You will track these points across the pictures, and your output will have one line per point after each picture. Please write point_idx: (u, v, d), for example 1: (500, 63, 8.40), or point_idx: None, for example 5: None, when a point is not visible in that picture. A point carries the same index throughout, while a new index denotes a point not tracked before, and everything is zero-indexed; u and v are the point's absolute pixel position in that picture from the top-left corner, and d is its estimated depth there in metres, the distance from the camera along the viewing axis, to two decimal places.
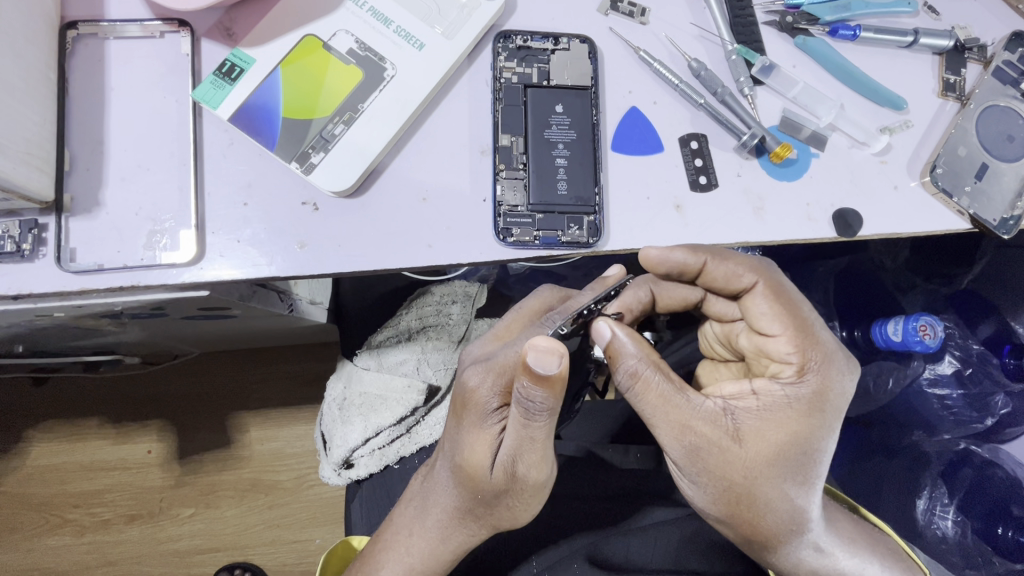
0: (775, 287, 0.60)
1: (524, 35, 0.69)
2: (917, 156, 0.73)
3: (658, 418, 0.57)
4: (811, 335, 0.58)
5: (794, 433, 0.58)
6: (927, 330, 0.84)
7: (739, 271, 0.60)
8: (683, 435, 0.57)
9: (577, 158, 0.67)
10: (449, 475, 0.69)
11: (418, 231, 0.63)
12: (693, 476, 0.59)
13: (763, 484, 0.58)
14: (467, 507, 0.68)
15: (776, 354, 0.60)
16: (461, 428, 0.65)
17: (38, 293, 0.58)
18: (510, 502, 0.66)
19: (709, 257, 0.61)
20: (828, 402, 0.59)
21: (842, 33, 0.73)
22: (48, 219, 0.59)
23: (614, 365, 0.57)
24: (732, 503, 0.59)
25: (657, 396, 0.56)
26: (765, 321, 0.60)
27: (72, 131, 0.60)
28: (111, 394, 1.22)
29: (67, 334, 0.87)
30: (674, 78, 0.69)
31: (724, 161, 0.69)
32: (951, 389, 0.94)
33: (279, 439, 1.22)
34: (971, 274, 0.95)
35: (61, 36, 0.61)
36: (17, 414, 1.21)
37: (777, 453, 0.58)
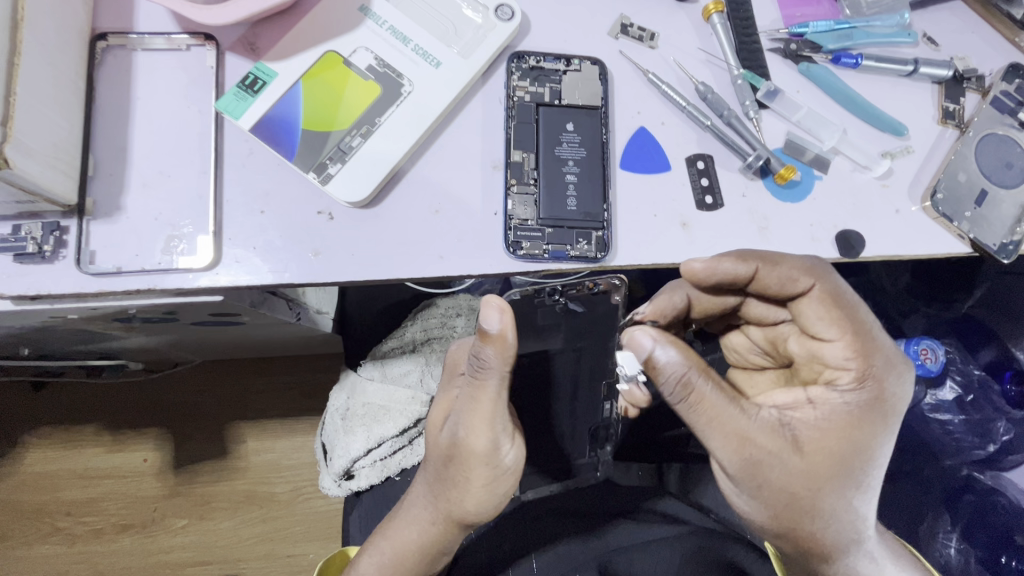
0: (831, 292, 0.60)
1: (537, 56, 0.71)
2: (917, 180, 0.75)
3: (713, 429, 0.57)
4: (868, 343, 0.59)
5: (854, 441, 0.58)
6: (928, 353, 0.90)
7: (795, 275, 0.60)
8: (742, 447, 0.57)
9: (587, 175, 0.68)
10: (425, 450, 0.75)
11: (430, 243, 0.65)
12: (748, 489, 0.59)
13: (824, 495, 0.59)
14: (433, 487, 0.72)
15: (833, 360, 0.60)
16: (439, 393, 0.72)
17: (55, 293, 0.59)
18: (458, 476, 0.68)
19: (761, 263, 0.61)
20: (888, 409, 0.59)
21: (845, 61, 0.76)
22: (70, 222, 0.60)
23: (657, 374, 0.57)
24: (788, 516, 0.59)
25: (708, 407, 0.57)
26: (820, 326, 0.61)
27: (97, 137, 0.62)
28: (110, 400, 1.23)
29: (73, 337, 0.88)
30: (682, 101, 0.71)
31: (730, 181, 0.71)
32: (953, 414, 0.95)
33: (276, 450, 1.22)
34: (971, 299, 0.98)
35: (92, 46, 0.63)
36: (14, 418, 1.21)
37: (837, 463, 0.58)
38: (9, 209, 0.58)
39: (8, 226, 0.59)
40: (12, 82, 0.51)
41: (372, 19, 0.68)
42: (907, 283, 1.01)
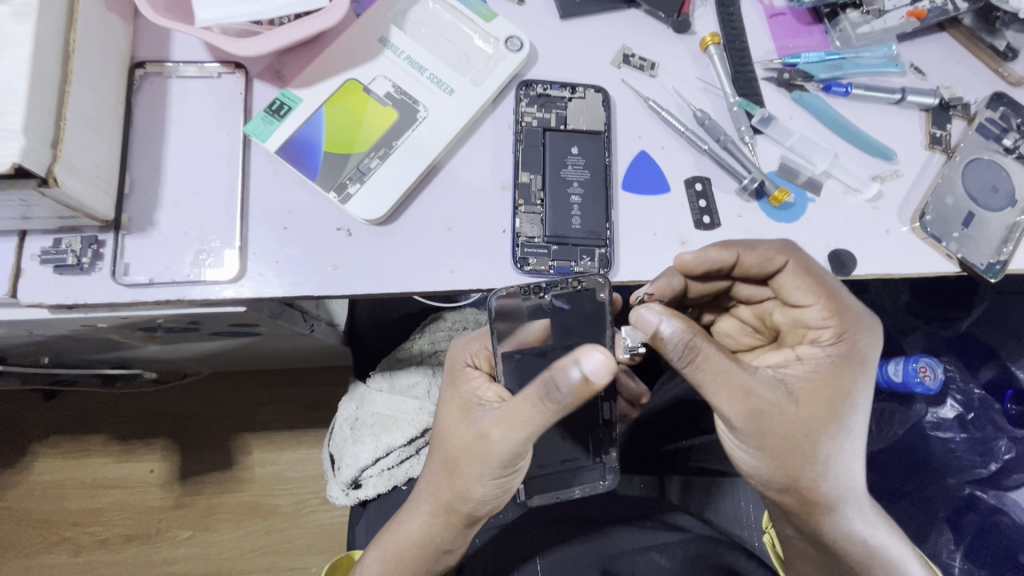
0: (804, 264, 0.64)
1: (544, 84, 0.75)
2: (907, 203, 0.79)
3: (716, 388, 0.58)
4: (842, 302, 0.63)
5: (840, 387, 0.61)
6: (926, 371, 0.91)
7: (771, 254, 0.64)
8: (745, 400, 0.58)
9: (591, 196, 0.72)
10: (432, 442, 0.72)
11: (442, 259, 0.68)
12: (752, 443, 0.61)
13: (820, 441, 0.61)
14: (438, 483, 0.70)
15: (813, 323, 0.64)
16: (448, 398, 0.69)
17: (90, 302, 0.63)
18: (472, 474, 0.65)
19: (741, 249, 0.65)
20: (865, 359, 0.63)
21: (836, 89, 0.80)
22: (107, 236, 0.64)
23: (663, 346, 0.58)
24: (790, 466, 0.62)
25: (712, 367, 0.57)
26: (797, 296, 0.64)
27: (133, 157, 0.66)
28: (119, 411, 1.26)
29: (91, 347, 0.92)
30: (680, 126, 0.75)
31: (727, 202, 0.74)
32: (955, 432, 0.98)
33: (281, 462, 1.25)
34: (968, 318, 1.03)
35: (131, 73, 0.68)
36: (25, 428, 1.24)
37: (829, 408, 0.61)
38: (51, 223, 0.62)
39: (48, 239, 0.63)
40: (62, 108, 0.56)
41: (390, 50, 0.73)
42: (907, 300, 1.06)
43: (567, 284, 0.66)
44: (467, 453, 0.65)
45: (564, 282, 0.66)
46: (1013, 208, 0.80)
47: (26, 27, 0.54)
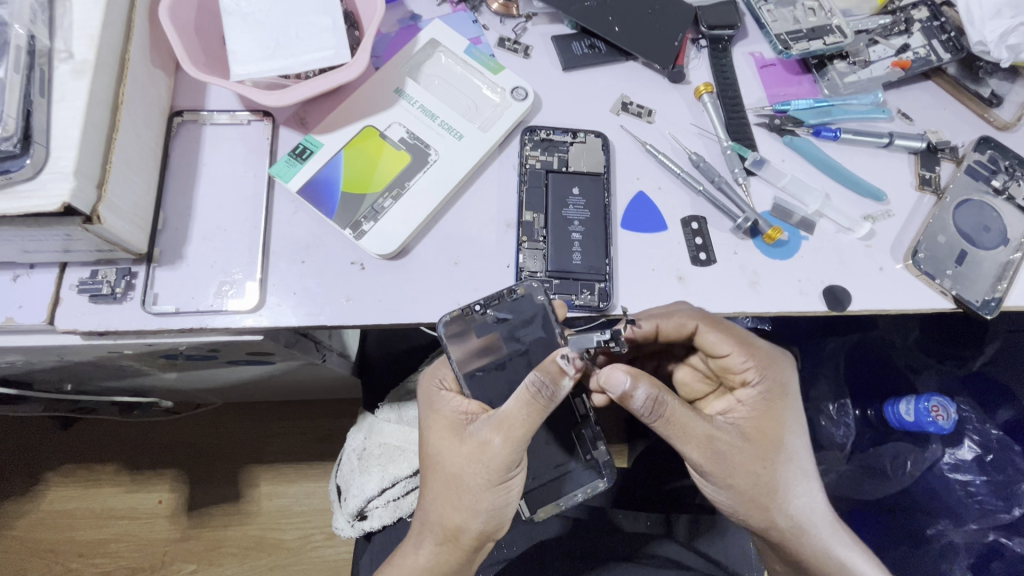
0: (715, 320, 0.69)
1: (547, 130, 0.80)
2: (900, 241, 0.81)
3: (681, 439, 0.64)
4: (752, 346, 0.70)
5: (777, 419, 0.68)
6: (940, 411, 0.99)
7: (685, 321, 0.68)
8: (708, 448, 0.64)
9: (591, 233, 0.76)
10: (423, 469, 0.72)
11: (448, 293, 0.72)
12: (716, 481, 0.66)
13: (778, 474, 0.67)
14: (441, 511, 0.69)
15: (736, 368, 0.70)
16: (432, 428, 0.70)
17: (121, 330, 0.67)
18: (479, 487, 0.66)
19: (657, 320, 0.68)
20: (787, 388, 0.70)
21: (825, 134, 0.84)
22: (139, 268, 0.69)
23: (633, 403, 0.61)
24: (755, 497, 0.67)
25: (675, 418, 0.63)
26: (719, 350, 0.70)
27: (167, 196, 0.72)
28: (132, 441, 1.29)
29: (113, 374, 0.96)
30: (676, 168, 0.80)
31: (722, 240, 0.78)
32: (974, 474, 1.08)
33: (288, 495, 1.26)
34: (980, 358, 1.15)
35: (169, 120, 0.75)
36: (41, 456, 1.29)
37: (775, 441, 0.68)
38: (90, 256, 0.67)
39: (86, 270, 0.68)
40: (109, 153, 0.62)
41: (405, 99, 0.79)
42: (917, 339, 1.19)
43: (503, 297, 0.70)
44: (468, 469, 0.66)
45: (500, 295, 0.71)
46: (1006, 246, 0.83)
47: (82, 83, 0.60)
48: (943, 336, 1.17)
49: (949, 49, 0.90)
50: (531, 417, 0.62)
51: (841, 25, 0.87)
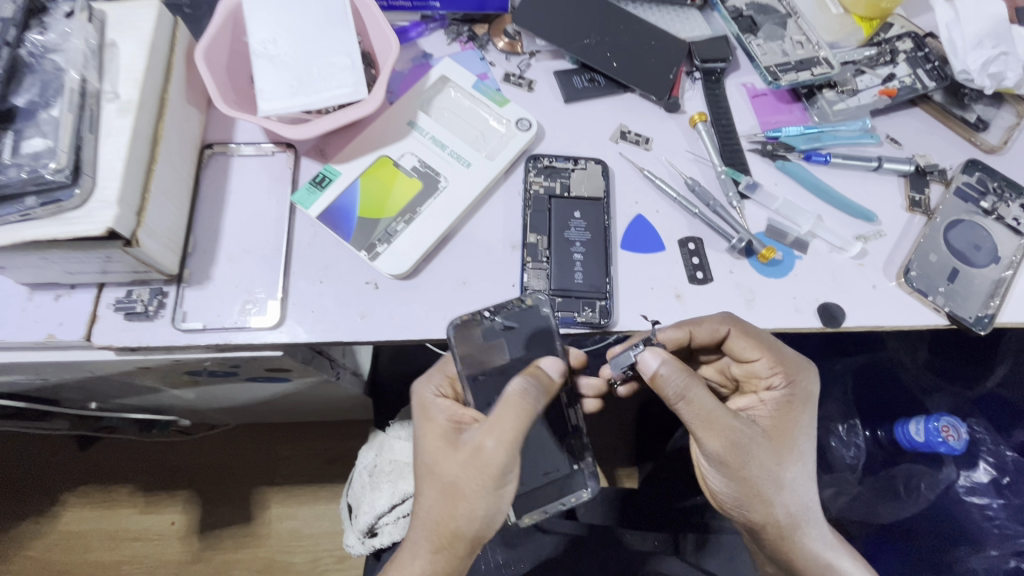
0: (747, 327, 0.73)
1: (550, 157, 0.85)
2: (892, 260, 0.84)
3: (705, 429, 0.67)
4: (783, 354, 0.73)
5: (794, 424, 0.72)
6: (951, 431, 1.08)
7: (717, 326, 0.72)
8: (728, 440, 0.67)
9: (592, 254, 0.80)
10: (418, 477, 0.74)
11: (457, 310, 0.76)
12: (725, 471, 0.69)
13: (788, 473, 0.70)
14: (436, 517, 0.70)
15: (764, 373, 0.74)
16: (426, 436, 0.72)
17: (152, 345, 0.72)
18: (471, 490, 0.68)
19: (691, 324, 0.72)
20: (807, 396, 0.73)
21: (816, 159, 0.88)
22: (170, 288, 0.74)
23: (662, 386, 0.66)
24: (759, 491, 0.70)
25: (702, 408, 0.66)
26: (747, 354, 0.73)
27: (197, 222, 0.78)
28: (147, 461, 1.34)
29: (137, 392, 1.02)
30: (672, 193, 0.84)
31: (718, 260, 0.81)
32: (991, 498, 1.14)
33: (299, 517, 1.29)
34: (992, 378, 1.21)
35: (200, 152, 0.81)
36: (60, 476, 1.34)
37: (789, 443, 0.71)
38: (126, 277, 0.72)
39: (121, 290, 0.74)
40: (148, 183, 0.68)
41: (417, 131, 0.85)
42: (929, 360, 1.26)
43: (511, 305, 0.74)
44: (462, 474, 0.68)
45: (508, 305, 0.75)
46: (998, 264, 0.85)
47: (127, 120, 0.67)
48: (954, 356, 1.24)
49: (934, 77, 0.95)
50: (521, 419, 0.66)
51: (827, 57, 0.92)
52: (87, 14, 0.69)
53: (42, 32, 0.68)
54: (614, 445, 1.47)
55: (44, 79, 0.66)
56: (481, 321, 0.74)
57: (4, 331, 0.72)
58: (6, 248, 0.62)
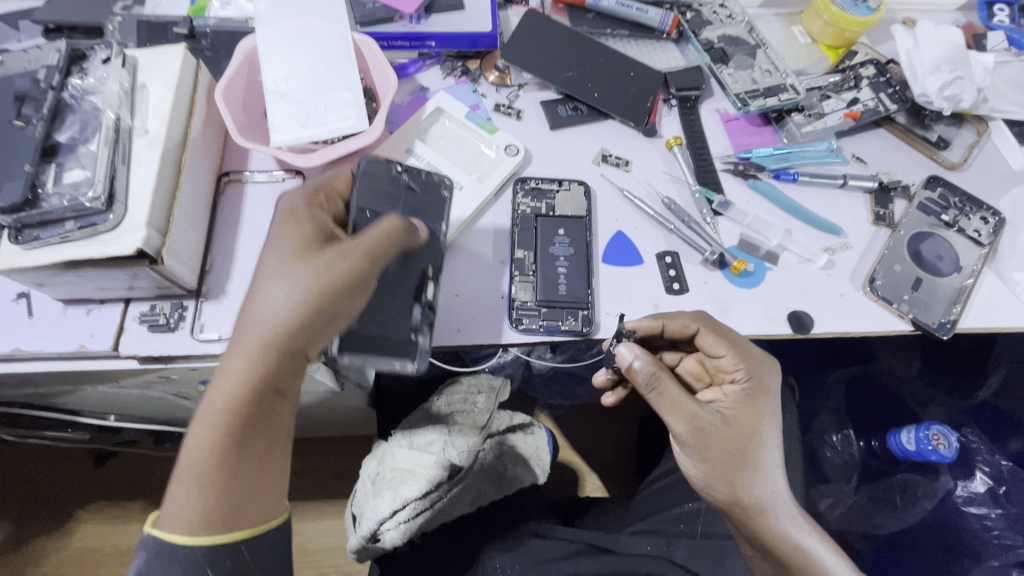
0: (716, 326, 0.79)
1: (537, 180, 0.93)
2: (859, 270, 0.90)
3: (671, 413, 0.75)
4: (745, 351, 0.78)
5: (754, 414, 0.78)
6: (941, 439, 1.13)
7: (688, 323, 0.79)
8: (692, 423, 0.75)
9: (575, 267, 0.87)
10: (254, 274, 0.69)
11: (450, 320, 0.83)
12: (693, 453, 0.77)
13: (750, 458, 0.77)
14: (267, 279, 0.68)
15: (728, 367, 0.80)
16: (282, 228, 0.71)
17: (173, 355, 0.79)
18: (312, 296, 0.66)
19: (664, 320, 0.79)
20: (765, 390, 0.79)
21: (784, 178, 0.95)
22: (190, 303, 0.82)
23: (636, 376, 0.75)
24: (724, 474, 0.76)
25: (668, 395, 0.75)
26: (714, 350, 0.79)
27: (215, 242, 0.85)
28: (158, 479, 1.42)
29: (156, 404, 1.10)
30: (650, 211, 0.91)
31: (693, 271, 0.88)
32: (990, 508, 1.19)
33: (306, 532, 1.35)
34: (985, 388, 1.28)
35: (217, 180, 0.89)
36: (77, 490, 1.41)
37: (750, 431, 0.77)
38: (151, 292, 0.80)
39: (146, 305, 0.81)
40: (172, 207, 0.76)
41: (414, 157, 0.92)
42: (921, 369, 1.32)
43: (425, 174, 0.85)
44: (308, 274, 0.67)
45: (423, 173, 0.85)
46: (960, 273, 0.91)
47: (155, 153, 0.75)
48: (943, 366, 1.31)
49: (895, 101, 1.01)
50: (389, 244, 0.69)
51: (793, 84, 0.99)
52: (121, 60, 0.78)
53: (82, 76, 0.77)
54: (617, 462, 1.52)
55: (84, 117, 0.75)
56: (387, 170, 0.83)
57: (41, 343, 0.79)
58: (47, 267, 0.70)
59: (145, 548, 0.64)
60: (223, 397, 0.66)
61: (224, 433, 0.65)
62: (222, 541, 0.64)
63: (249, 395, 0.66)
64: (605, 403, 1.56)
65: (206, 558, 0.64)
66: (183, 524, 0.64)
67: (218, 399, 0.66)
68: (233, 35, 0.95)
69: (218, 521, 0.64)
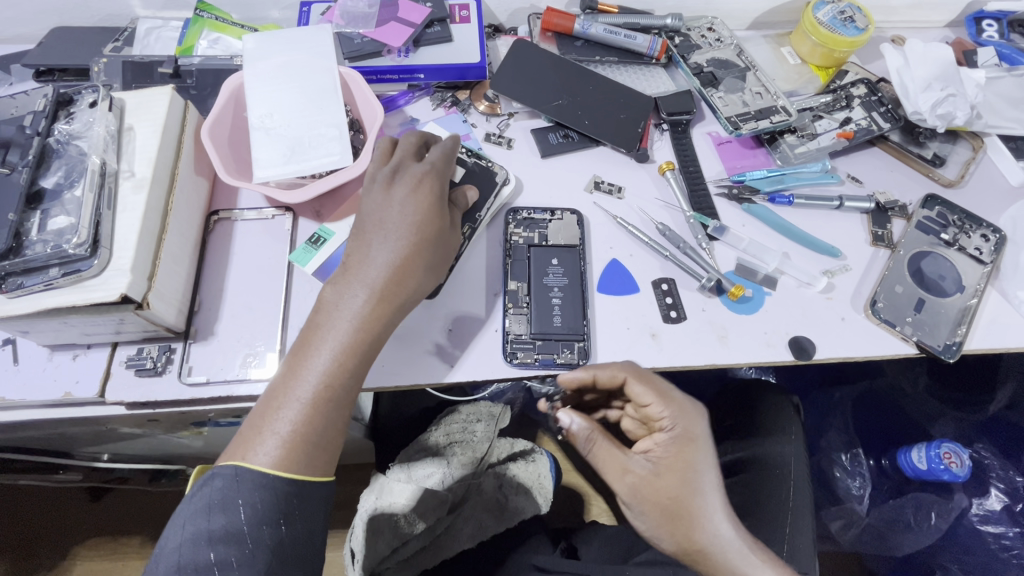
0: (637, 374, 0.76)
1: (528, 210, 0.92)
2: (860, 292, 0.88)
3: (607, 467, 0.76)
4: (664, 398, 0.75)
5: (688, 463, 0.74)
6: (951, 458, 1.10)
7: (611, 374, 0.76)
8: (624, 476, 0.75)
9: (569, 297, 0.85)
10: (385, 222, 0.74)
11: (443, 356, 0.81)
12: (636, 506, 0.75)
13: (690, 505, 0.72)
14: (408, 235, 0.73)
15: (656, 416, 0.77)
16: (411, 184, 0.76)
17: (160, 400, 0.77)
18: (439, 264, 0.76)
19: (592, 371, 0.77)
20: (695, 435, 0.75)
21: (780, 201, 0.94)
22: (178, 345, 0.80)
23: (575, 437, 0.78)
24: (670, 522, 0.73)
25: (601, 449, 0.77)
26: (639, 399, 0.76)
27: (204, 282, 0.84)
28: (152, 514, 1.39)
29: (148, 442, 1.08)
30: (644, 238, 0.90)
31: (691, 298, 0.86)
32: (1006, 526, 1.16)
33: None
34: (997, 401, 1.23)
35: (207, 220, 0.88)
36: (69, 528, 1.38)
37: (686, 480, 0.73)
38: (138, 336, 0.79)
39: (133, 348, 0.80)
40: (158, 250, 0.75)
41: None
42: (927, 383, 1.27)
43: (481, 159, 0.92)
44: (440, 241, 0.76)
45: (482, 160, 0.93)
46: (963, 292, 0.89)
47: (141, 196, 0.75)
48: (949, 380, 1.26)
49: (888, 119, 1.00)
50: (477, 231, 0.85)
51: (785, 105, 0.99)
52: (108, 103, 0.78)
53: (68, 122, 0.77)
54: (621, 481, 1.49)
55: (69, 162, 0.74)
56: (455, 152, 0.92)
57: (25, 391, 0.77)
58: (30, 316, 0.68)
59: (218, 476, 0.62)
60: (350, 334, 0.69)
61: (348, 368, 0.67)
62: (302, 479, 0.64)
63: (373, 343, 0.70)
64: None
65: (276, 496, 0.62)
66: (279, 455, 0.63)
67: (341, 336, 0.68)
68: (219, 72, 0.95)
69: (306, 449, 0.64)
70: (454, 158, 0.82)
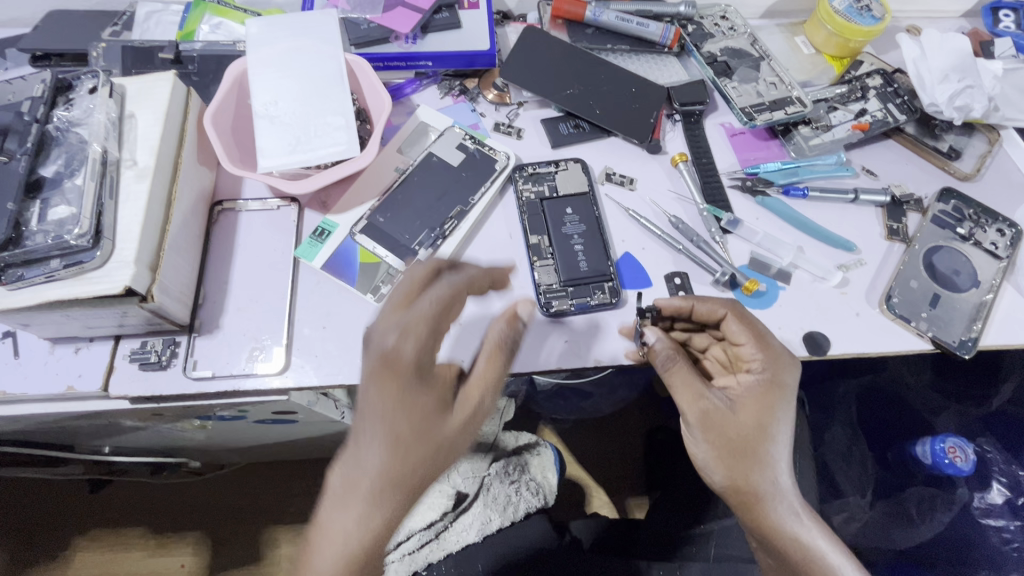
0: (741, 314, 0.77)
1: (533, 165, 0.91)
2: (874, 287, 0.87)
3: (681, 391, 0.75)
4: (767, 342, 0.75)
5: (768, 407, 0.73)
6: (956, 452, 1.10)
7: (716, 308, 0.78)
8: (698, 403, 0.73)
9: (591, 242, 0.86)
10: (371, 417, 0.65)
11: (452, 352, 0.80)
12: (702, 434, 0.74)
13: (759, 447, 0.72)
14: (394, 430, 0.64)
15: (747, 357, 0.77)
16: (393, 378, 0.65)
17: (164, 394, 0.76)
18: (448, 446, 0.66)
19: (694, 300, 0.79)
20: (783, 386, 0.74)
21: (794, 194, 0.93)
22: (182, 338, 0.78)
23: (655, 355, 0.76)
24: (732, 458, 0.72)
25: (682, 374, 0.74)
26: (738, 337, 0.77)
27: (207, 275, 0.82)
28: (152, 505, 1.38)
29: (151, 435, 1.07)
30: (656, 230, 0.88)
31: (704, 293, 0.85)
32: (1007, 520, 1.15)
33: None
34: (999, 396, 1.23)
35: (211, 210, 0.86)
36: (70, 518, 1.37)
37: (761, 423, 0.73)
38: (141, 329, 0.77)
39: (137, 341, 0.78)
40: (162, 241, 0.73)
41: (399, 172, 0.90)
42: (931, 379, 1.27)
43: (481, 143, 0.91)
44: (434, 424, 0.65)
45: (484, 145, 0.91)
46: (979, 287, 0.87)
47: (144, 186, 0.73)
48: (953, 376, 1.26)
49: (904, 111, 0.99)
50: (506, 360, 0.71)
51: (800, 96, 0.97)
52: (108, 89, 0.76)
53: (68, 108, 0.75)
54: (624, 473, 1.49)
55: (69, 150, 0.72)
56: (460, 138, 0.91)
57: (26, 384, 0.76)
58: (31, 308, 0.67)
59: None
60: (355, 537, 0.63)
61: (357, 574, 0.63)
62: None
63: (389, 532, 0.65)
64: (611, 419, 1.53)
65: None
66: None
67: (346, 537, 0.63)
68: (222, 58, 0.93)
69: None
70: (449, 299, 0.68)
